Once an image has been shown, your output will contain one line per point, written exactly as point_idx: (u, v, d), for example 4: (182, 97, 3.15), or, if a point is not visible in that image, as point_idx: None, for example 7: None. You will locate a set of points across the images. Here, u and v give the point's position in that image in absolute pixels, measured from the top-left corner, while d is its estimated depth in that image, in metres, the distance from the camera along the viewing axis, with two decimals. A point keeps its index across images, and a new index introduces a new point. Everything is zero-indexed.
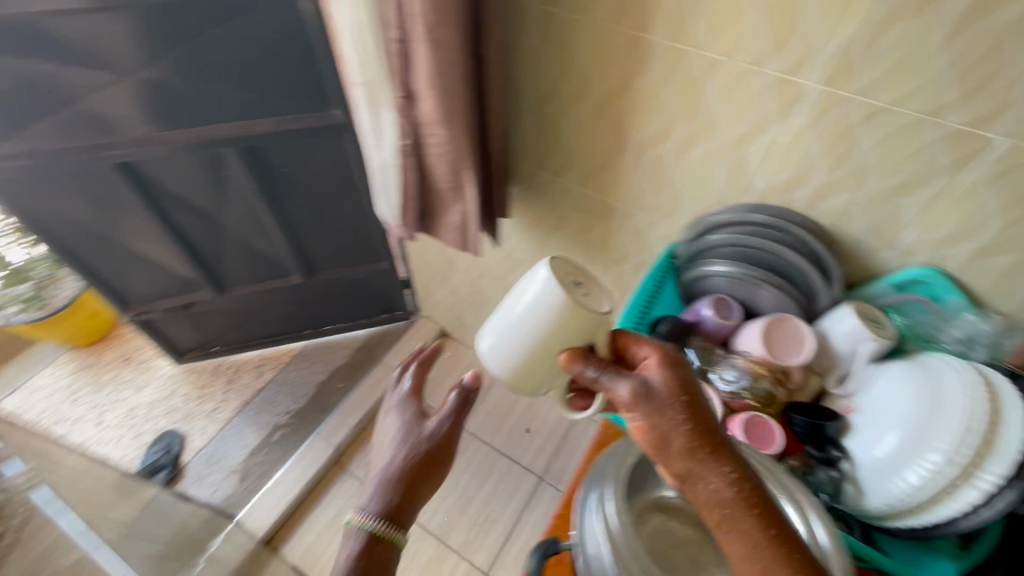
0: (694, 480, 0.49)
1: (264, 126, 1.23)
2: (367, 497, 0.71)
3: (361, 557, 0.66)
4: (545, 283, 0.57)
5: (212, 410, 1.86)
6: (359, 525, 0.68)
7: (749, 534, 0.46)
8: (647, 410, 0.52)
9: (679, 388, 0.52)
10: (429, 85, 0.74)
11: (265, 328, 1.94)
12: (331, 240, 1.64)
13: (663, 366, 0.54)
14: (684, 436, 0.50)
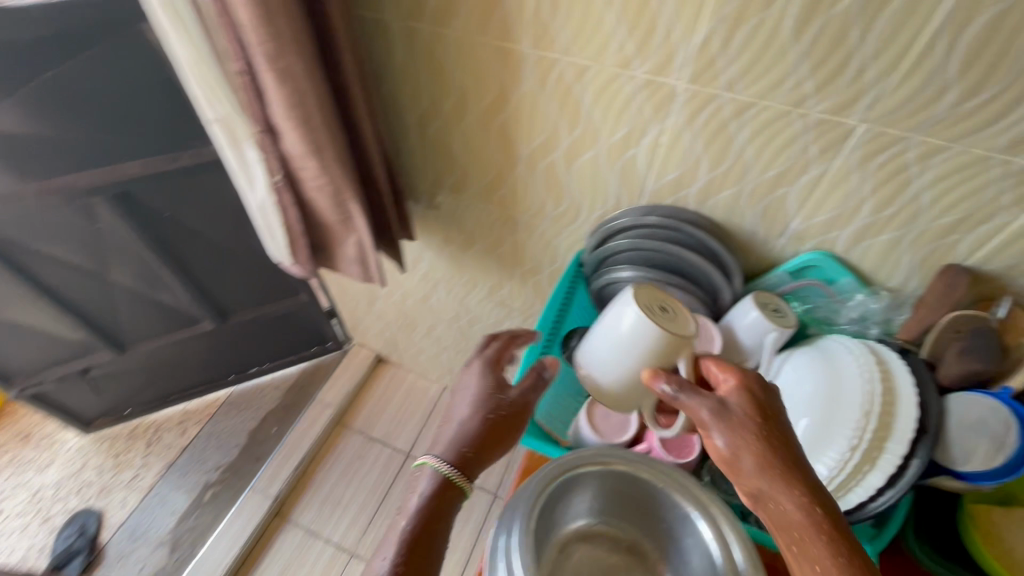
0: (770, 497, 0.47)
1: (134, 168, 1.11)
2: (439, 445, 0.66)
3: (427, 506, 0.63)
4: (635, 314, 0.63)
5: (132, 478, 1.70)
6: (431, 473, 0.64)
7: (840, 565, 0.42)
8: (726, 423, 0.50)
9: (760, 408, 0.51)
10: (290, 117, 0.68)
11: (184, 380, 1.79)
12: (238, 279, 1.52)
13: (747, 385, 0.53)
14: (761, 454, 0.48)
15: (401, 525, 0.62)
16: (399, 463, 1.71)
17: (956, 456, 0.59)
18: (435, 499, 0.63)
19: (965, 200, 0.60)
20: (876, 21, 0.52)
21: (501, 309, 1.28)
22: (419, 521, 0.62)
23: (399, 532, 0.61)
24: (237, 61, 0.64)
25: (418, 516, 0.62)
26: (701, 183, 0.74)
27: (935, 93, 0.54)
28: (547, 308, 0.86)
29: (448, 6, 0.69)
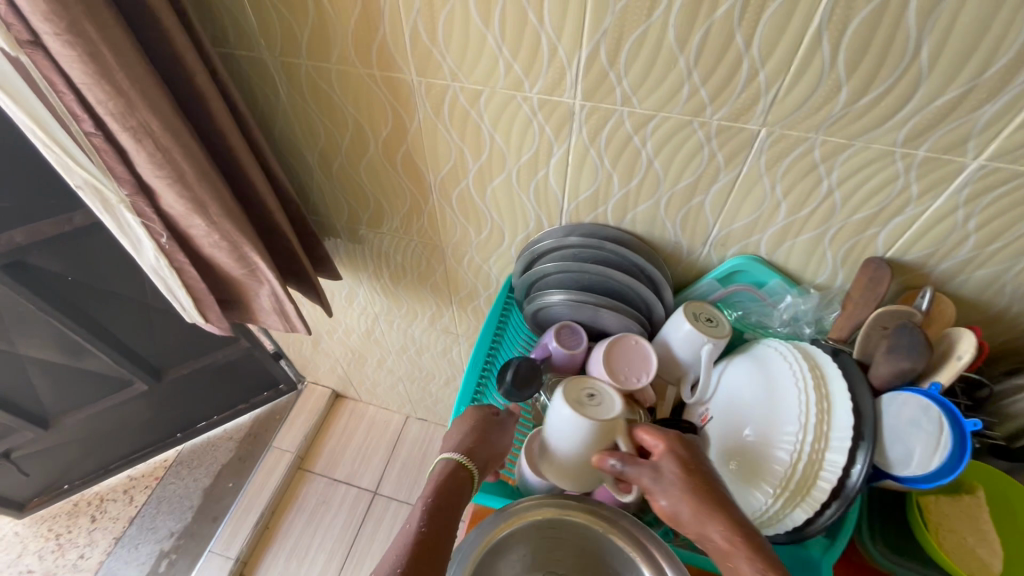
0: (708, 539, 0.49)
1: (22, 236, 1.02)
2: (449, 442, 0.64)
3: (443, 493, 0.58)
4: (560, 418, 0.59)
5: (78, 559, 1.58)
6: (447, 466, 0.60)
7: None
8: (659, 480, 0.52)
9: (685, 456, 0.53)
10: (159, 174, 0.62)
11: (125, 446, 1.67)
12: (167, 334, 1.42)
13: (673, 439, 0.55)
14: (690, 500, 0.50)
15: (417, 512, 0.56)
16: (367, 503, 1.64)
17: (893, 460, 0.58)
18: (451, 489, 0.58)
19: (874, 196, 0.59)
20: (757, 25, 0.49)
21: (447, 337, 1.23)
22: (436, 503, 0.56)
23: (416, 517, 0.55)
24: (84, 123, 0.57)
25: (438, 500, 0.57)
26: (617, 199, 0.70)
27: (828, 92, 0.51)
28: (478, 342, 0.81)
29: (323, 37, 0.64)
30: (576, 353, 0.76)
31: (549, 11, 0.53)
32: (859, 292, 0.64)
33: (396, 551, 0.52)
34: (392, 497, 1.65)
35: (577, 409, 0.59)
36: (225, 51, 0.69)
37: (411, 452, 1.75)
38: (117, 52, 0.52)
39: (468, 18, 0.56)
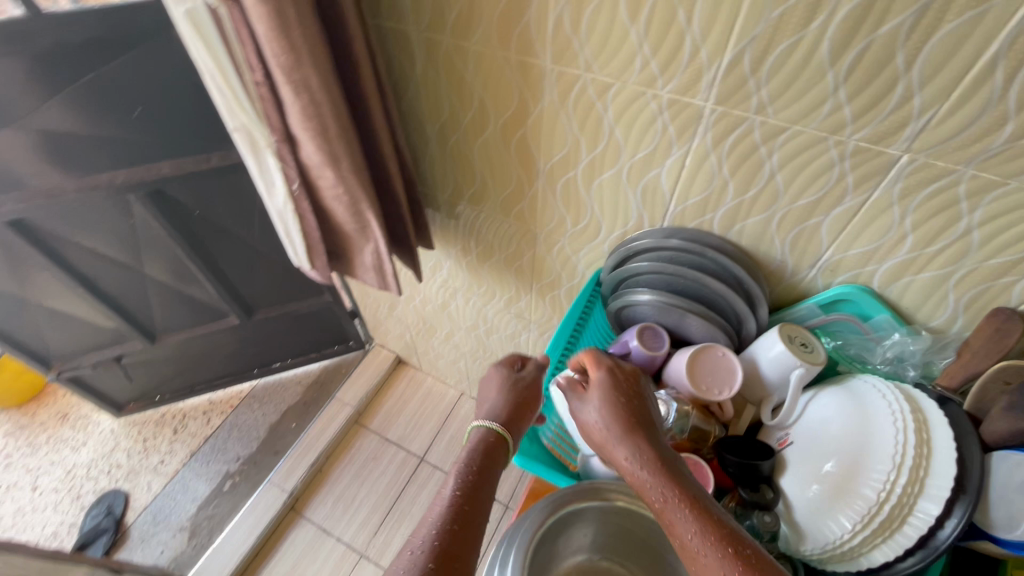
0: (618, 465, 0.56)
1: (167, 168, 1.15)
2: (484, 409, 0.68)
3: (479, 460, 0.61)
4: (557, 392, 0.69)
5: (158, 463, 1.76)
6: (484, 433, 0.64)
7: (666, 506, 0.50)
8: (586, 407, 0.61)
9: (605, 392, 0.61)
10: (304, 126, 0.69)
11: (211, 371, 1.84)
12: (263, 277, 1.55)
13: (602, 373, 0.63)
14: (606, 430, 0.58)
15: (457, 473, 0.59)
16: (413, 468, 1.71)
17: (996, 522, 0.54)
18: (488, 457, 0.62)
19: (1018, 243, 0.55)
20: (922, 48, 0.47)
21: (518, 322, 1.25)
22: (471, 471, 0.59)
23: (458, 477, 0.58)
24: (255, 72, 0.64)
25: (476, 467, 0.60)
26: (727, 208, 0.70)
27: (989, 125, 0.49)
28: (562, 324, 0.83)
29: (468, 20, 0.68)
30: (657, 355, 0.76)
31: (699, 12, 0.54)
32: (980, 341, 0.60)
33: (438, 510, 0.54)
34: (437, 467, 1.71)
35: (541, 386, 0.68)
36: (376, 22, 0.75)
37: (460, 428, 1.80)
38: (298, 12, 0.58)
39: (614, 12, 0.58)
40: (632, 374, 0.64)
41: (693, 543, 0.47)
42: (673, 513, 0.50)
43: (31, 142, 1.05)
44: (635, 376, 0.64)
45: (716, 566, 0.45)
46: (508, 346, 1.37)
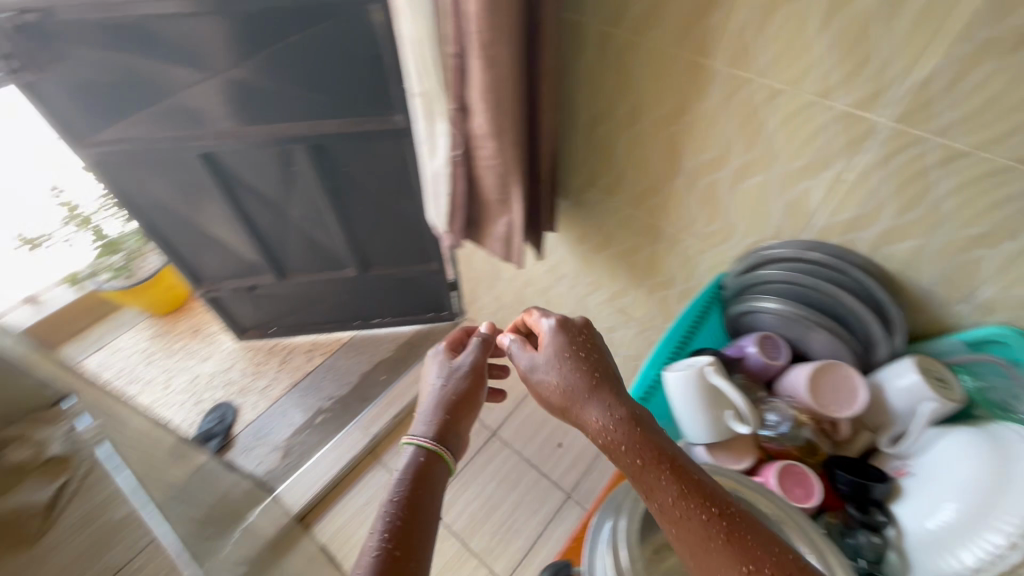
0: (587, 421, 0.61)
1: (332, 125, 1.30)
2: (421, 422, 0.71)
3: (416, 471, 0.64)
4: (674, 379, 0.73)
5: (265, 386, 1.97)
6: (417, 453, 0.66)
7: (642, 469, 0.54)
8: (551, 367, 0.66)
9: (567, 352, 0.66)
10: (482, 99, 0.76)
11: (319, 316, 2.03)
12: (383, 238, 1.69)
13: (563, 339, 0.68)
14: (574, 386, 0.63)
15: (397, 495, 0.61)
16: (485, 440, 1.73)
17: None
18: (427, 472, 0.64)
19: None
20: None
21: (617, 317, 1.27)
22: (409, 485, 0.62)
23: (397, 501, 0.60)
24: (454, 45, 0.73)
25: (420, 486, 0.62)
26: (881, 229, 0.69)
27: None
28: (686, 313, 0.84)
29: (651, 19, 0.72)
30: (774, 363, 0.77)
31: (899, 28, 0.55)
32: None
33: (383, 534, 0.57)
34: (507, 445, 1.72)
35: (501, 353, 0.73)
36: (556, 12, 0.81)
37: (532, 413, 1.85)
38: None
39: (804, 21, 0.60)
40: (593, 336, 0.68)
41: (669, 504, 0.52)
42: (647, 473, 0.54)
43: (233, 88, 1.23)
44: (593, 338, 0.69)
45: (696, 525, 0.50)
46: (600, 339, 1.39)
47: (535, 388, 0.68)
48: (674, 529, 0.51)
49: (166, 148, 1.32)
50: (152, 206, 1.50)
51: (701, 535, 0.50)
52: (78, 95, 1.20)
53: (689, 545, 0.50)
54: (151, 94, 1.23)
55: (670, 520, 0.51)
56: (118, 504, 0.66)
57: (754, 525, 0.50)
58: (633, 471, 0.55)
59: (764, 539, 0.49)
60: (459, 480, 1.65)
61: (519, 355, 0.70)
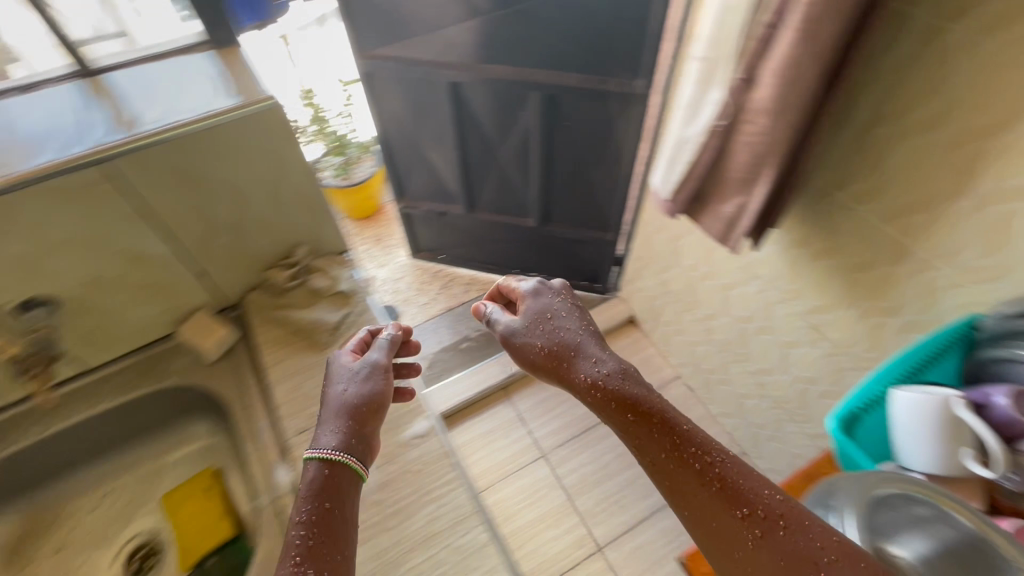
0: (582, 381, 0.75)
1: (573, 78, 1.36)
2: (320, 432, 0.77)
3: (322, 485, 0.71)
4: (906, 400, 0.70)
5: (423, 303, 2.17)
6: (315, 467, 0.73)
7: (636, 427, 0.68)
8: (528, 331, 0.83)
9: (537, 317, 0.84)
10: (779, 74, 0.76)
11: (485, 256, 2.14)
12: (573, 197, 1.73)
13: (540, 304, 0.85)
14: (562, 344, 0.80)
15: (304, 513, 0.67)
16: None
17: None
18: (333, 484, 0.72)
19: None
20: None
21: (808, 334, 1.19)
22: (315, 501, 0.69)
23: (302, 521, 0.67)
24: (771, 16, 0.74)
25: (325, 500, 0.70)
26: None
27: None
28: (926, 342, 0.80)
29: (1015, 14, 0.65)
30: None
31: None
32: None
33: (297, 549, 0.64)
34: None
35: (480, 319, 0.89)
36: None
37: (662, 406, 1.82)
38: None
39: None
40: (568, 301, 0.86)
41: (661, 455, 0.65)
42: (640, 428, 0.68)
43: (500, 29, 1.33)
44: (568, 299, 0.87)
45: (693, 473, 0.63)
46: (775, 353, 1.32)
47: (518, 350, 0.83)
48: (670, 478, 0.64)
49: (421, 70, 1.47)
50: (387, 120, 1.66)
51: (697, 482, 0.62)
52: (366, 13, 1.38)
53: (689, 496, 0.62)
54: (419, 25, 1.38)
55: (668, 478, 0.64)
56: None
57: (738, 474, 0.62)
58: (627, 429, 0.69)
59: (746, 487, 0.61)
60: (578, 441, 1.72)
61: (499, 321, 0.86)
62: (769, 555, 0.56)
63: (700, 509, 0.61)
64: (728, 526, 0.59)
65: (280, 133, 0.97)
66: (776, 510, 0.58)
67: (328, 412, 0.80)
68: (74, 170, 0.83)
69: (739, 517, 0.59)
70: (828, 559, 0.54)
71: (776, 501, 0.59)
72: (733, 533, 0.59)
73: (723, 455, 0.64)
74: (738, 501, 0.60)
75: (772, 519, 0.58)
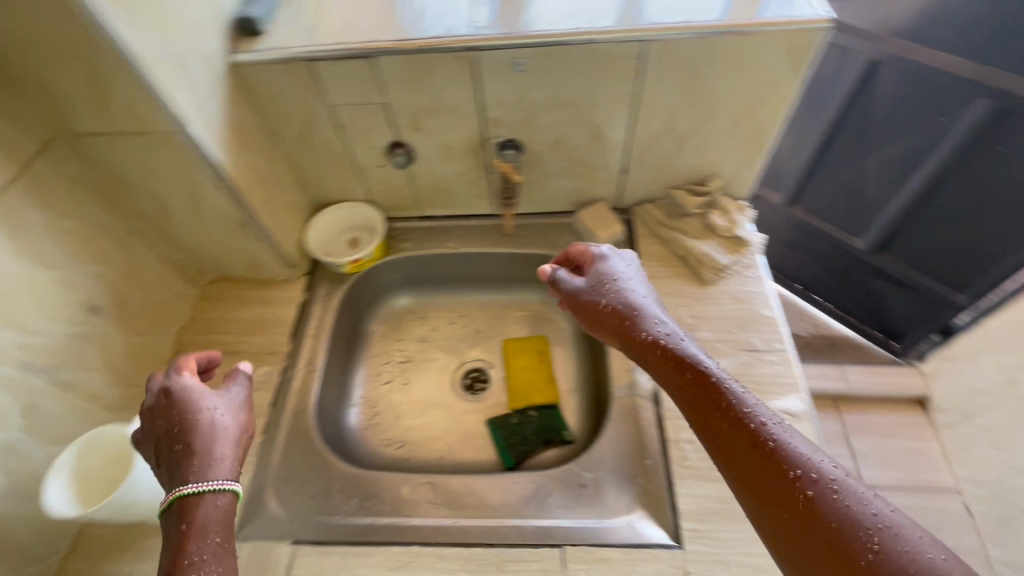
0: (631, 343, 0.59)
1: None
2: (225, 405, 0.55)
3: (212, 528, 0.47)
4: None
5: None
6: (217, 495, 0.49)
7: (676, 384, 0.53)
8: (586, 284, 0.66)
9: (600, 272, 0.66)
10: None
11: (780, 259, 1.70)
12: (935, 240, 1.31)
13: (608, 264, 0.67)
14: (620, 301, 0.62)
15: (201, 553, 0.45)
16: None
17: None
18: (229, 517, 0.48)
19: None
20: None
21: None
22: (213, 544, 0.46)
23: (203, 560, 0.45)
24: None
25: (226, 530, 0.48)
26: None
27: None
28: None
29: None
30: None
31: None
32: None
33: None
34: None
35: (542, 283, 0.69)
36: None
37: None
38: None
39: None
40: (636, 261, 0.68)
41: (702, 407, 0.50)
42: (686, 384, 0.52)
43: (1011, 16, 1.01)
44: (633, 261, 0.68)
45: (738, 436, 0.46)
46: None
47: (582, 313, 0.66)
48: (717, 444, 0.48)
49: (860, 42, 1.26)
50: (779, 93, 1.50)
51: (745, 446, 0.46)
52: None
53: (729, 457, 0.46)
54: None
55: (702, 425, 0.49)
56: (730, 309, 0.77)
57: (782, 427, 0.46)
58: (675, 390, 0.53)
59: (784, 435, 0.45)
60: None
61: (563, 278, 0.67)
62: (825, 523, 0.40)
63: (743, 476, 0.45)
64: (775, 495, 0.42)
65: (793, 65, 0.66)
66: (817, 468, 0.42)
67: (200, 447, 0.51)
68: (549, 42, 0.64)
69: (788, 479, 0.43)
70: (879, 526, 0.38)
71: (825, 460, 0.44)
72: (778, 498, 0.42)
73: (766, 413, 0.47)
74: (780, 459, 0.44)
75: (814, 476, 0.42)
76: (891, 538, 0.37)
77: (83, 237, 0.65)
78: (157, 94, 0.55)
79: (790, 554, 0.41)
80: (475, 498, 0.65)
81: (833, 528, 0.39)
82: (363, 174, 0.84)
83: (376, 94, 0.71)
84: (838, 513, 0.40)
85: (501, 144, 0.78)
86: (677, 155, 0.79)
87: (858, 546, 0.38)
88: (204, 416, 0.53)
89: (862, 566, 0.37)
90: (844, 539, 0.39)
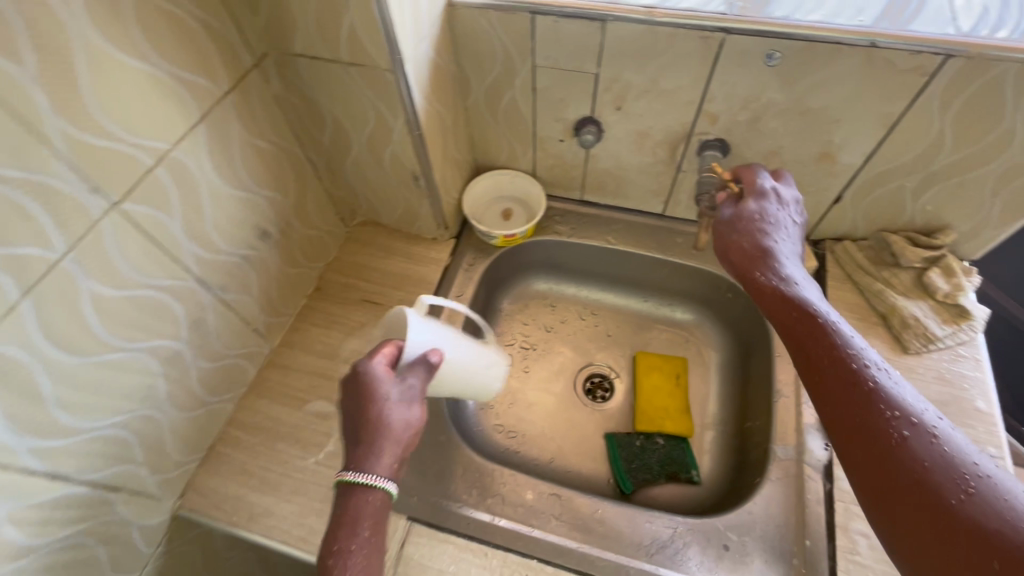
0: (755, 282, 0.52)
1: None
2: (396, 398, 0.48)
3: (359, 523, 0.44)
4: None
5: None
6: (372, 490, 0.45)
7: (795, 323, 0.47)
8: (732, 213, 0.57)
9: (752, 202, 0.56)
10: None
11: None
12: None
13: (761, 197, 0.57)
14: (761, 237, 0.54)
15: (354, 542, 0.43)
16: None
17: None
18: (377, 514, 0.45)
19: None
20: None
21: None
22: (359, 536, 0.43)
23: (354, 550, 0.43)
24: None
25: (377, 524, 0.44)
26: None
27: None
28: None
29: None
30: None
31: None
32: None
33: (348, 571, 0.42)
34: None
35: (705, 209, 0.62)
36: None
37: None
38: None
39: None
40: (797, 206, 0.57)
41: (812, 350, 0.45)
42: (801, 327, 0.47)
43: None
44: (789, 191, 0.58)
45: (841, 373, 0.43)
46: None
47: (717, 240, 0.58)
48: (817, 380, 0.44)
49: None
50: None
51: (844, 381, 0.42)
52: None
53: (824, 389, 0.43)
54: None
55: (806, 363, 0.45)
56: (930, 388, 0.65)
57: (885, 372, 0.42)
58: (777, 321, 0.49)
59: (886, 380, 0.42)
60: None
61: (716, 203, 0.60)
62: (916, 466, 0.37)
63: (835, 408, 0.42)
64: (866, 432, 0.40)
65: None
66: (920, 414, 0.39)
67: (363, 438, 0.46)
68: (823, 36, 0.54)
69: (882, 417, 0.40)
70: (977, 474, 0.35)
71: (931, 411, 0.40)
72: (868, 437, 0.39)
73: (871, 356, 0.43)
74: (878, 399, 0.40)
75: (913, 419, 0.39)
76: (990, 486, 0.34)
77: (269, 158, 0.63)
78: (387, 24, 0.51)
79: (871, 484, 0.39)
80: (605, 526, 0.60)
81: (924, 469, 0.37)
82: (539, 145, 0.78)
83: (591, 62, 0.63)
84: (936, 456, 0.37)
85: (707, 142, 0.68)
86: (914, 195, 0.67)
87: (945, 489, 0.35)
88: (372, 402, 0.47)
89: (951, 504, 0.34)
90: (934, 480, 0.36)
